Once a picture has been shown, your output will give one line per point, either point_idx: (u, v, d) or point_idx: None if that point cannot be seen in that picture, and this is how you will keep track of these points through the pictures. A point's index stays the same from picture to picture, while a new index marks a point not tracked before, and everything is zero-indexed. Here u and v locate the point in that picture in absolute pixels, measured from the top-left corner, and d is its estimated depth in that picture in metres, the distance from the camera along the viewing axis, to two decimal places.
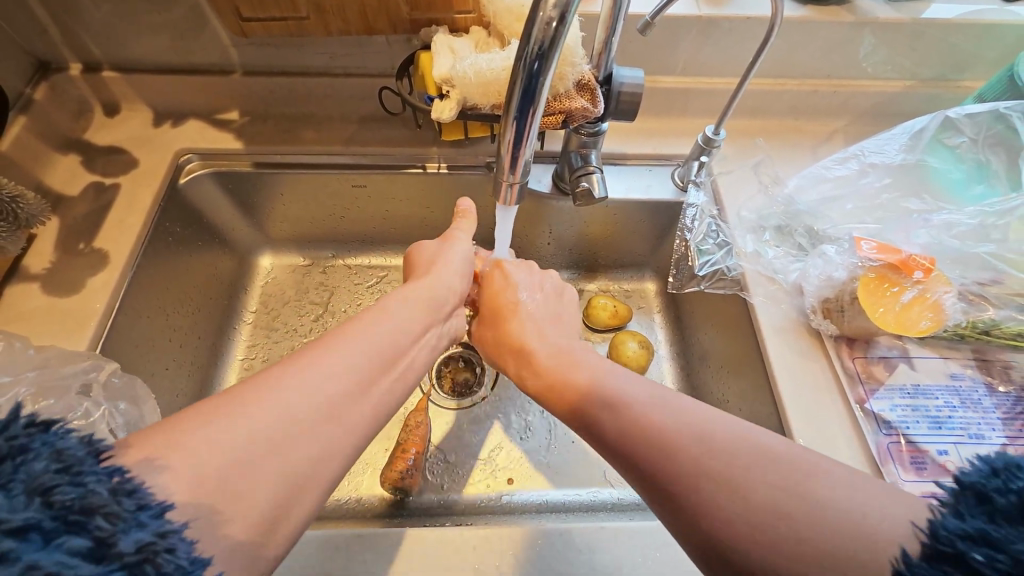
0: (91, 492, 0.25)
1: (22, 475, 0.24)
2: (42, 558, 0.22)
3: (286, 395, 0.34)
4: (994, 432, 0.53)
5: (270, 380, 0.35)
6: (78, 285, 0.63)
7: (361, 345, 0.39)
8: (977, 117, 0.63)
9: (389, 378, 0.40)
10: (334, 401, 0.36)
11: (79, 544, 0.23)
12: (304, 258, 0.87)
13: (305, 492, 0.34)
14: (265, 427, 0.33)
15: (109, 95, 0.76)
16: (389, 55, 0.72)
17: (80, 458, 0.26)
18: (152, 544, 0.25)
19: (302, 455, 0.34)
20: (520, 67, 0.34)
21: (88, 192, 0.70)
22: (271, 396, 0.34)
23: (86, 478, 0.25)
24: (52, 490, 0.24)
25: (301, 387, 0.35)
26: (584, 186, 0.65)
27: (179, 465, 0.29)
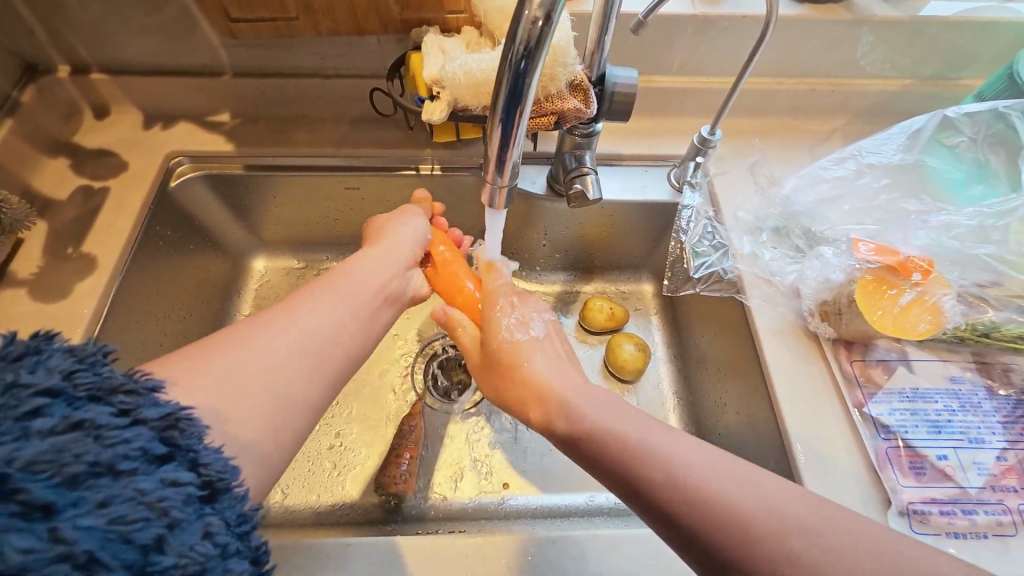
0: (108, 375, 0.30)
1: (44, 367, 0.29)
2: (78, 415, 0.28)
3: (268, 339, 0.41)
4: (994, 436, 0.52)
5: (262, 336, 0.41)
6: (66, 290, 0.62)
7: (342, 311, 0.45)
8: (976, 116, 0.62)
9: (363, 328, 0.47)
10: (315, 342, 0.43)
11: (109, 410, 0.29)
12: (298, 261, 0.86)
13: (296, 418, 0.40)
14: (257, 360, 0.39)
15: (98, 97, 0.75)
16: (381, 56, 0.71)
17: (91, 353, 0.31)
18: (171, 415, 0.32)
19: (288, 384, 0.40)
20: (506, 67, 0.33)
21: (77, 195, 0.69)
22: (253, 343, 0.40)
23: (103, 367, 0.31)
24: (76, 374, 0.29)
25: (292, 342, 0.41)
26: (578, 188, 0.64)
27: (185, 384, 0.36)
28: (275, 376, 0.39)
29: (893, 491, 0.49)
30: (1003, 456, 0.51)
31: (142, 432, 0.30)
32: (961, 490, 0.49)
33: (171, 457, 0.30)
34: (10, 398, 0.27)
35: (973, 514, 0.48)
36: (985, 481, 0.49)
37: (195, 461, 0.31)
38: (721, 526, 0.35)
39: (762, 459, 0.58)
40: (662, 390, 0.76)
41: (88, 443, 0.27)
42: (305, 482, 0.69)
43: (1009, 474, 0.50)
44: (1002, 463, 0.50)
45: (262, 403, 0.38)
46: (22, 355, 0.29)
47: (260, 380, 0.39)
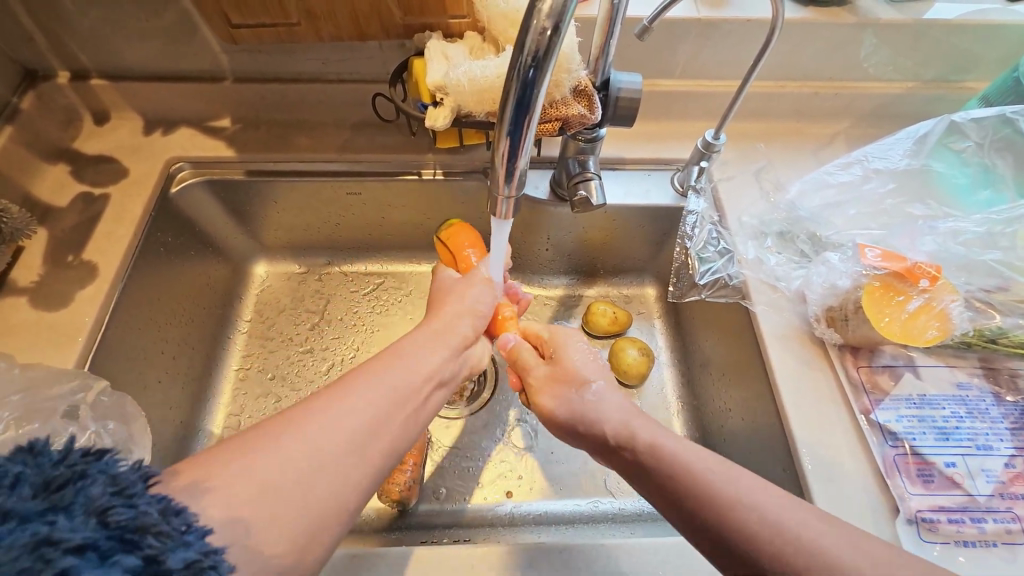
0: (143, 511, 0.27)
1: (81, 498, 0.25)
2: (99, 574, 0.24)
3: (306, 433, 0.36)
4: (1002, 443, 0.52)
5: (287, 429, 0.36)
6: (67, 298, 0.61)
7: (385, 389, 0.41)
8: (983, 121, 0.62)
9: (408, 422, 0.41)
10: (357, 439, 0.37)
11: (131, 562, 0.25)
12: (300, 266, 0.86)
13: (327, 530, 0.34)
14: (295, 463, 0.34)
15: (98, 103, 0.75)
16: (383, 60, 0.70)
17: (132, 481, 0.27)
18: (197, 559, 0.27)
19: (324, 492, 0.35)
20: (514, 77, 0.33)
21: (77, 202, 0.69)
22: (292, 440, 0.35)
23: (140, 501, 0.27)
24: (108, 510, 0.26)
25: (318, 431, 0.36)
26: (582, 194, 0.64)
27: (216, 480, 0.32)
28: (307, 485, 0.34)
29: (901, 499, 0.49)
30: (1012, 463, 0.51)
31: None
32: (969, 498, 0.49)
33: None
34: (37, 558, 0.23)
35: (982, 522, 0.48)
36: (993, 489, 0.49)
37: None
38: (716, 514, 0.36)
39: (768, 466, 0.58)
40: (666, 394, 0.76)
41: None
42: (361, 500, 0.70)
43: (1017, 482, 0.50)
44: (1010, 470, 0.50)
45: (295, 519, 0.33)
46: (64, 483, 0.26)
47: (293, 492, 0.34)
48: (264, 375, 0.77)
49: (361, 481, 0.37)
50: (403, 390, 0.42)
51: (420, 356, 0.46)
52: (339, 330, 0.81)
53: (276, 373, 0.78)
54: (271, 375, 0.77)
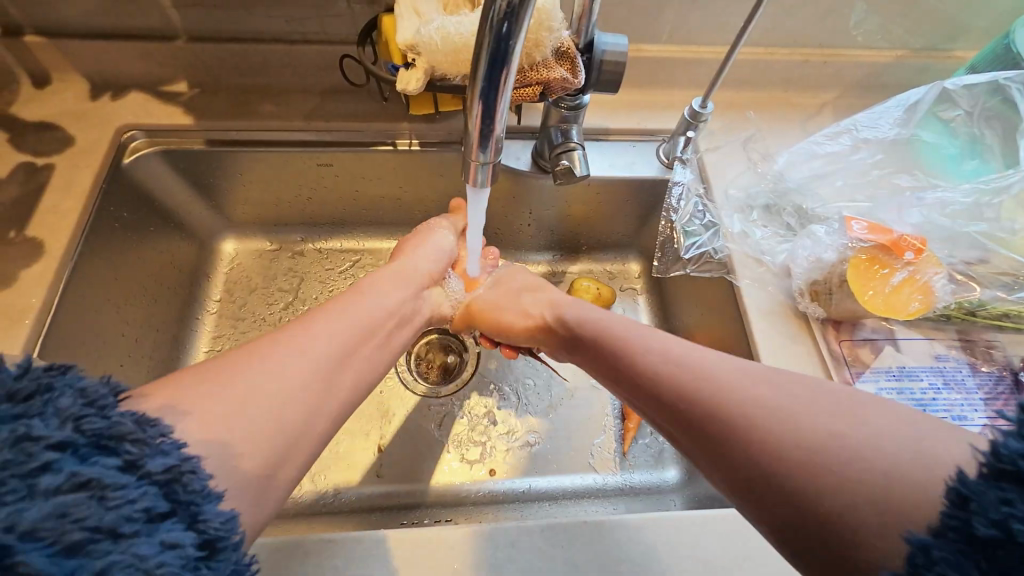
0: (117, 422, 0.28)
1: (51, 408, 0.27)
2: (84, 472, 0.26)
3: (276, 363, 0.38)
4: (977, 412, 0.52)
5: (245, 355, 0.38)
6: (11, 278, 0.57)
7: (343, 326, 0.44)
8: (975, 88, 0.60)
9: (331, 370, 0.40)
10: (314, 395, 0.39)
11: (113, 463, 0.27)
12: (271, 243, 0.81)
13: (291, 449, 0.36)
14: (264, 386, 0.36)
15: (36, 63, 0.68)
16: (351, 19, 0.65)
17: (102, 394, 0.29)
18: (175, 467, 0.29)
19: (301, 398, 0.38)
20: (487, 29, 0.30)
21: (18, 173, 0.63)
22: (287, 351, 0.39)
23: (112, 413, 0.29)
24: (82, 418, 0.27)
25: (274, 370, 0.37)
26: (565, 164, 0.61)
27: (194, 412, 0.33)
28: (276, 407, 0.36)
29: None
30: None
31: (146, 490, 0.27)
32: None
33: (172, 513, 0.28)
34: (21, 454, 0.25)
35: None
36: None
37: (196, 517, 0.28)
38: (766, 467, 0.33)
39: None
40: None
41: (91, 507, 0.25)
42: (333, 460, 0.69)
43: None
44: None
45: (270, 435, 0.35)
46: (33, 394, 0.28)
47: (275, 398, 0.36)
48: None
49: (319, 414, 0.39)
50: (366, 329, 0.46)
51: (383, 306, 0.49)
52: (313, 310, 0.78)
53: None
54: None
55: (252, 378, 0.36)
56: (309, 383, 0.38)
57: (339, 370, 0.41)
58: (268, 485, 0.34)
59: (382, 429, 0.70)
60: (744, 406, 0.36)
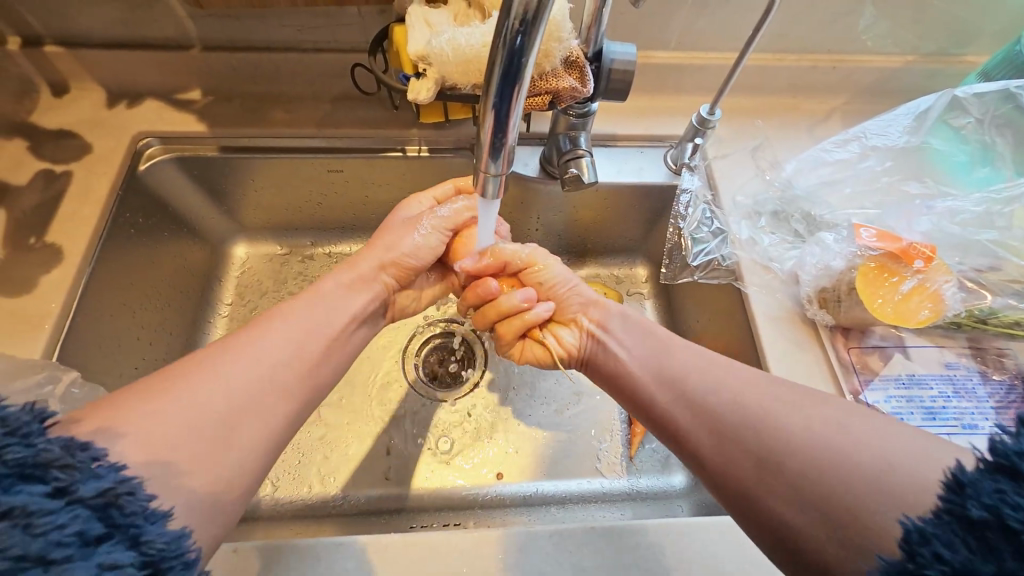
0: (44, 448, 0.28)
1: None
2: (7, 501, 0.26)
3: (220, 374, 0.41)
4: (987, 421, 0.52)
5: (200, 365, 0.41)
6: (31, 283, 0.58)
7: (290, 334, 0.46)
8: (986, 96, 0.60)
9: (271, 390, 0.42)
10: (257, 394, 0.42)
11: (41, 491, 0.27)
12: (282, 247, 0.82)
13: (245, 465, 0.40)
14: (205, 405, 0.39)
15: (55, 72, 0.70)
16: (361, 28, 0.66)
17: (26, 422, 0.28)
18: (111, 490, 0.29)
19: (242, 403, 0.41)
20: (500, 44, 0.31)
21: (37, 180, 0.65)
22: (227, 366, 0.42)
23: (37, 438, 0.28)
24: (5, 448, 0.27)
25: (232, 374, 0.41)
26: (573, 171, 0.61)
27: (135, 433, 0.36)
28: (215, 426, 0.39)
29: None
30: None
31: (79, 513, 0.28)
32: None
33: (109, 536, 0.28)
34: None
35: None
36: None
37: (137, 538, 0.29)
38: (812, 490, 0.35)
39: None
40: None
41: (16, 534, 0.26)
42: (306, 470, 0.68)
43: None
44: None
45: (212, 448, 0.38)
46: None
47: (206, 420, 0.39)
48: None
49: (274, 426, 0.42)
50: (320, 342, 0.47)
51: (335, 308, 0.51)
52: None
53: None
54: None
55: (196, 396, 0.39)
56: (250, 404, 0.41)
57: (285, 376, 0.44)
58: (221, 498, 0.38)
59: (391, 432, 0.71)
60: (770, 443, 0.38)
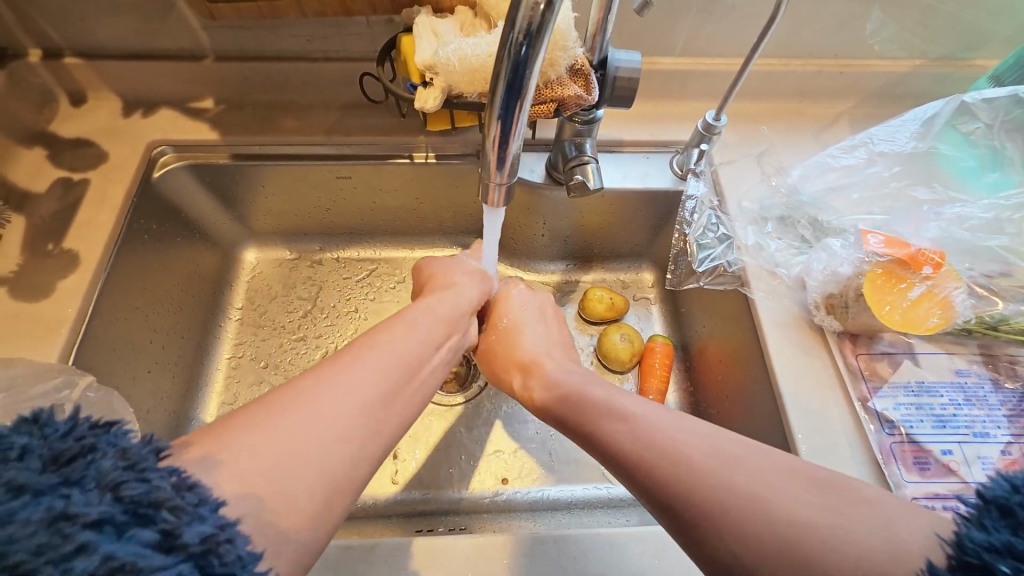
0: (157, 486, 0.26)
1: (93, 472, 0.26)
2: (119, 549, 0.24)
3: (324, 394, 0.37)
4: (999, 430, 0.51)
5: (313, 381, 0.37)
6: (48, 288, 0.60)
7: (391, 354, 0.42)
8: (995, 101, 0.60)
9: (377, 413, 0.38)
10: (364, 412, 0.37)
11: (147, 537, 0.25)
12: (292, 252, 0.83)
13: (337, 501, 0.35)
14: (305, 428, 0.34)
15: (74, 83, 0.72)
16: (370, 37, 0.67)
17: (141, 457, 0.27)
18: (212, 536, 0.27)
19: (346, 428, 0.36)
20: (505, 56, 0.31)
21: (56, 188, 0.67)
22: (327, 392, 0.37)
23: (153, 475, 0.27)
24: (120, 486, 0.26)
25: (329, 396, 0.37)
26: (579, 178, 0.62)
27: (231, 460, 0.31)
28: (319, 460, 0.34)
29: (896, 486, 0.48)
30: (1008, 450, 0.50)
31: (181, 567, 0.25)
32: (965, 485, 0.48)
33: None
34: (56, 535, 0.23)
35: None
36: (988, 476, 0.49)
37: None
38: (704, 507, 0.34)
39: None
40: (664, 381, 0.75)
41: None
42: None
43: (1012, 468, 0.49)
44: (1006, 457, 0.50)
45: (316, 480, 0.33)
46: (76, 457, 0.26)
47: (319, 449, 0.34)
48: (257, 363, 0.76)
49: (373, 454, 0.37)
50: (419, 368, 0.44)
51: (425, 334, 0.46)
52: (331, 318, 0.80)
53: (269, 362, 0.76)
54: (265, 363, 0.76)
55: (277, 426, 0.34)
56: (351, 425, 0.36)
57: (381, 412, 0.39)
58: (314, 535, 0.33)
59: (398, 436, 0.72)
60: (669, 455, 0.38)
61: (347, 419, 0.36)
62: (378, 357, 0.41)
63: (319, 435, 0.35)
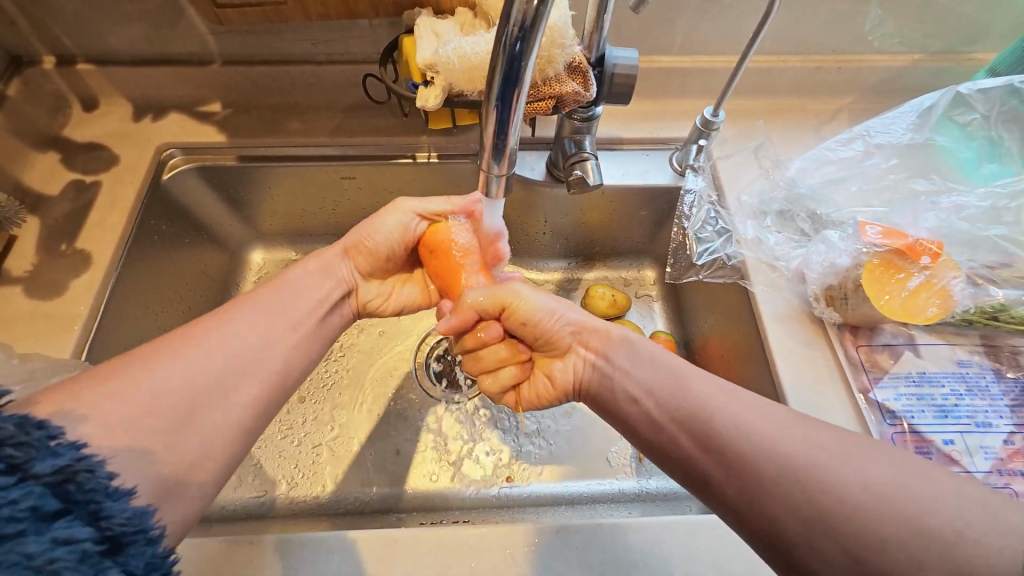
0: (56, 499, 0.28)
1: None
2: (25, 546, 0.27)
3: (189, 359, 0.41)
4: (1002, 420, 0.51)
5: (176, 342, 0.42)
6: (61, 287, 0.61)
7: (266, 306, 0.47)
8: (989, 92, 0.61)
9: (244, 359, 0.44)
10: (222, 376, 0.42)
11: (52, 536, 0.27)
12: (296, 253, 0.85)
13: (215, 454, 0.40)
14: (158, 390, 0.39)
15: (86, 88, 0.74)
16: (373, 40, 0.69)
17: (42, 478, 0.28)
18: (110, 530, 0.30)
19: (250, 386, 0.43)
20: (501, 51, 0.32)
21: (68, 190, 0.68)
22: (168, 363, 0.40)
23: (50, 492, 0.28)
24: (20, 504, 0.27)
25: (199, 357, 0.41)
26: (578, 174, 0.62)
27: (95, 420, 0.36)
28: (194, 401, 0.40)
29: None
30: (1011, 440, 0.50)
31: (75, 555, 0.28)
32: (967, 474, 0.48)
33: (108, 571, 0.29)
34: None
35: None
36: (991, 465, 0.49)
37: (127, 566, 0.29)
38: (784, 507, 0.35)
39: None
40: None
41: None
42: (316, 474, 0.70)
43: (1015, 458, 0.49)
44: (1009, 447, 0.50)
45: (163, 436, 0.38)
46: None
47: (189, 397, 0.40)
48: None
49: (243, 405, 0.42)
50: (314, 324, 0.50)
51: (310, 287, 0.51)
52: None
53: None
54: None
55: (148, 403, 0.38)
56: (217, 380, 0.42)
57: (261, 360, 0.44)
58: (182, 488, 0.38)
59: (403, 433, 0.73)
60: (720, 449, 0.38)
61: (219, 365, 0.42)
62: (284, 298, 0.49)
63: (156, 404, 0.38)
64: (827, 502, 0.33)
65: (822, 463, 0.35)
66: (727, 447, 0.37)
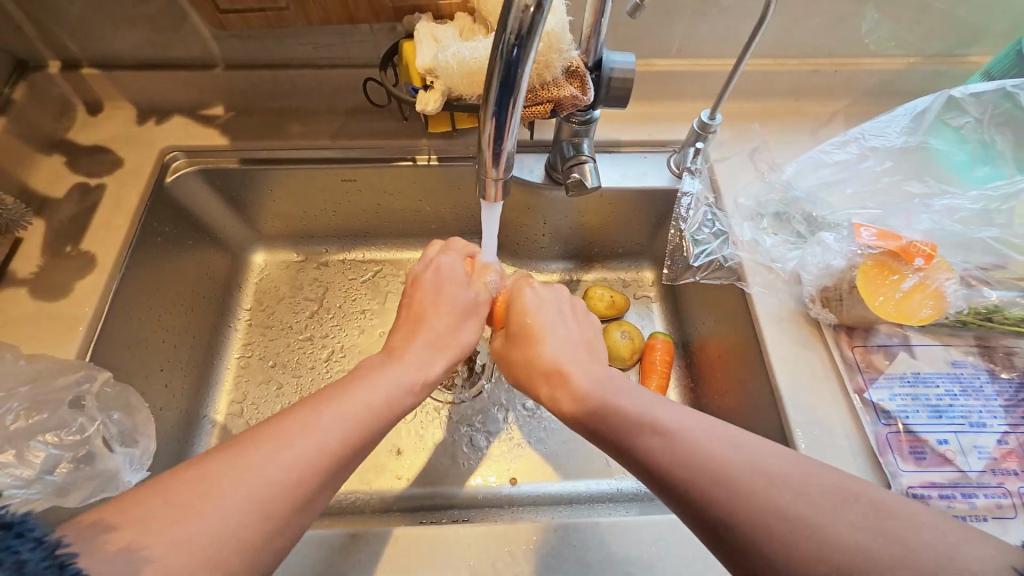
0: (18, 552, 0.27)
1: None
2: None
3: (256, 457, 0.35)
4: (996, 420, 0.52)
5: (248, 440, 0.37)
6: (66, 289, 0.62)
7: (356, 400, 0.41)
8: (983, 96, 0.61)
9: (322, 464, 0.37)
10: (293, 470, 0.36)
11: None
12: (298, 255, 0.86)
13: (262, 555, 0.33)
14: (228, 500, 0.33)
15: (91, 92, 0.75)
16: (374, 44, 0.70)
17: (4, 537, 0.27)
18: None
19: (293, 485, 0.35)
20: (498, 57, 0.33)
21: (73, 193, 0.69)
22: (257, 454, 0.36)
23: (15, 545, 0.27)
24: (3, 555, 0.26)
25: (256, 459, 0.35)
26: (576, 176, 0.63)
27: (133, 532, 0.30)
28: (258, 505, 0.34)
29: (893, 476, 0.49)
30: (1004, 440, 0.51)
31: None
32: (961, 474, 0.49)
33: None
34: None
35: (972, 497, 0.48)
36: (984, 465, 0.49)
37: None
38: (739, 511, 0.34)
39: None
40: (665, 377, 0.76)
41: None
42: None
43: (1009, 458, 0.50)
44: (1003, 447, 0.50)
45: (223, 545, 0.32)
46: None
47: (251, 492, 0.34)
48: (265, 363, 0.78)
49: (308, 506, 0.36)
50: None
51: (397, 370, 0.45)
52: (338, 318, 0.82)
53: (277, 361, 0.78)
54: (273, 362, 0.78)
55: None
56: (286, 482, 0.35)
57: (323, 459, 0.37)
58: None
59: (402, 433, 0.73)
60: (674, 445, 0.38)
61: (285, 470, 0.36)
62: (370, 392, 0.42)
63: (227, 509, 0.33)
64: (791, 521, 0.32)
65: (785, 484, 0.34)
66: (705, 495, 0.35)
